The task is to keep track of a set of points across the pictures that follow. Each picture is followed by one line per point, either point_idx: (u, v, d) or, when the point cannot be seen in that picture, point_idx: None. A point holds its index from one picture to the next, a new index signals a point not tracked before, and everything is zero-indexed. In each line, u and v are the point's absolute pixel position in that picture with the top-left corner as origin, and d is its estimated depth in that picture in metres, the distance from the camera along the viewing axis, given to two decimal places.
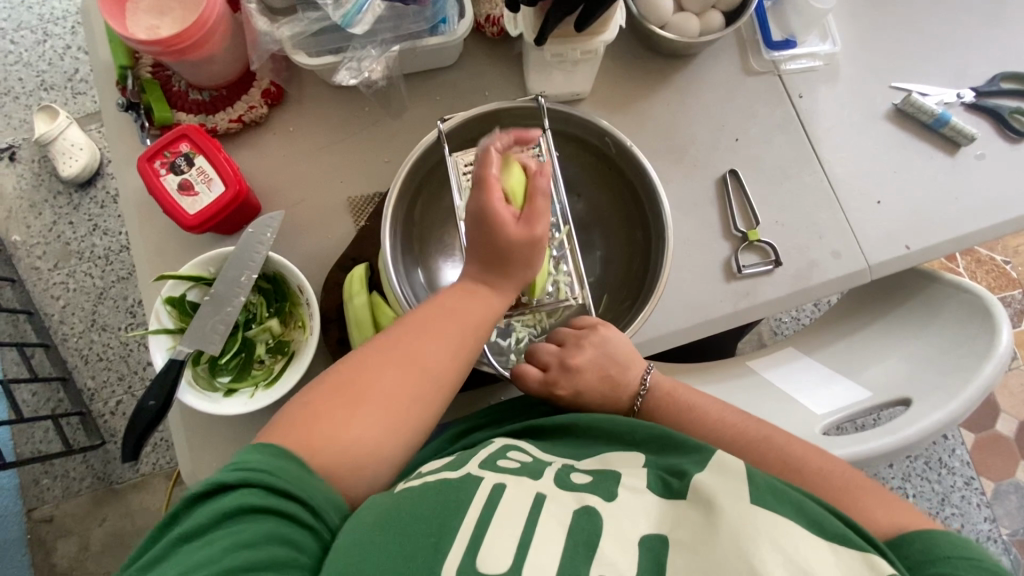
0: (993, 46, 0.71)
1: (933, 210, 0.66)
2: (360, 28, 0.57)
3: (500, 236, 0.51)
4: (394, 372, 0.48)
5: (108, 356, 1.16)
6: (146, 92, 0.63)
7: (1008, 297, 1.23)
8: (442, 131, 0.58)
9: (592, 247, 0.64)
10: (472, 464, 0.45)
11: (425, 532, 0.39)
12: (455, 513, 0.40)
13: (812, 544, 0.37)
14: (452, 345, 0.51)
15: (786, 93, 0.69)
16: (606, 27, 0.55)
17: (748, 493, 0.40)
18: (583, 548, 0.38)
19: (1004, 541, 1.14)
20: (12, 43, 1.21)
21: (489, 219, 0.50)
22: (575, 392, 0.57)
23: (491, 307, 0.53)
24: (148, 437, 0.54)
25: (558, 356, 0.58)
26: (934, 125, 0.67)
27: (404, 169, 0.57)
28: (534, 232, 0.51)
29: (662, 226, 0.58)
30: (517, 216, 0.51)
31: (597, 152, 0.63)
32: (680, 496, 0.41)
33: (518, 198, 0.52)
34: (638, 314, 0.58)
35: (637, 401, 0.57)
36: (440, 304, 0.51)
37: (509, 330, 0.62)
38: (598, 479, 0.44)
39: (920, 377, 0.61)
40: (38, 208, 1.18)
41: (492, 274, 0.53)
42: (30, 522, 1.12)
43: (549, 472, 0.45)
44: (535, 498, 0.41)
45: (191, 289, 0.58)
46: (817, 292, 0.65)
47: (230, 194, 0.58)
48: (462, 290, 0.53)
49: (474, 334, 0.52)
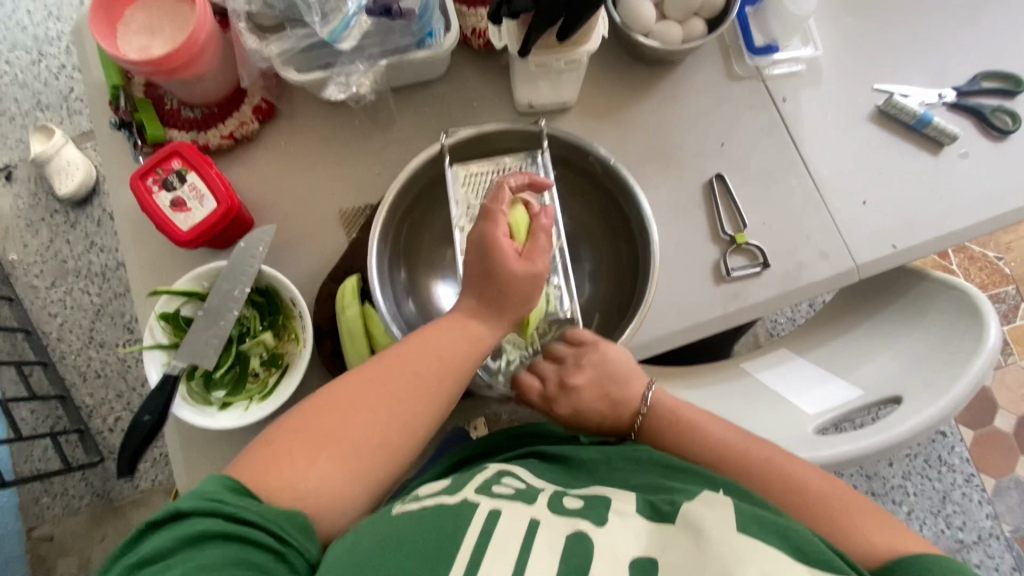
0: (972, 47, 0.72)
1: (918, 210, 0.67)
2: (348, 43, 0.58)
3: (501, 272, 0.52)
4: (362, 414, 0.48)
5: (106, 373, 1.16)
6: (139, 110, 0.64)
7: (1001, 294, 1.24)
8: (446, 143, 0.59)
9: (580, 259, 0.66)
10: (468, 489, 0.45)
11: (424, 558, 0.39)
12: (450, 542, 0.40)
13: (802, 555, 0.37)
14: (427, 384, 0.51)
15: (770, 97, 0.70)
16: (588, 37, 0.56)
17: (736, 521, 0.39)
18: (578, 572, 0.38)
19: (1007, 538, 1.14)
20: (8, 64, 1.23)
21: (491, 250, 0.52)
22: (572, 410, 0.59)
23: (473, 345, 0.53)
24: (143, 452, 0.55)
25: (557, 373, 0.59)
26: (916, 126, 0.68)
27: (394, 193, 0.58)
28: (537, 269, 0.53)
29: (646, 229, 0.59)
30: (519, 253, 0.53)
31: (583, 171, 0.64)
32: (671, 520, 0.41)
33: (523, 236, 0.54)
34: (627, 324, 0.59)
35: (638, 419, 0.58)
36: (423, 340, 0.52)
37: (501, 351, 0.62)
38: (591, 504, 0.44)
39: (911, 375, 0.62)
40: (35, 227, 1.19)
41: (491, 307, 0.54)
42: (29, 541, 1.12)
43: (543, 497, 0.45)
44: (529, 524, 0.41)
45: (185, 304, 0.59)
46: (807, 293, 0.66)
47: (221, 210, 0.59)
48: (453, 319, 0.54)
49: (456, 370, 0.52)
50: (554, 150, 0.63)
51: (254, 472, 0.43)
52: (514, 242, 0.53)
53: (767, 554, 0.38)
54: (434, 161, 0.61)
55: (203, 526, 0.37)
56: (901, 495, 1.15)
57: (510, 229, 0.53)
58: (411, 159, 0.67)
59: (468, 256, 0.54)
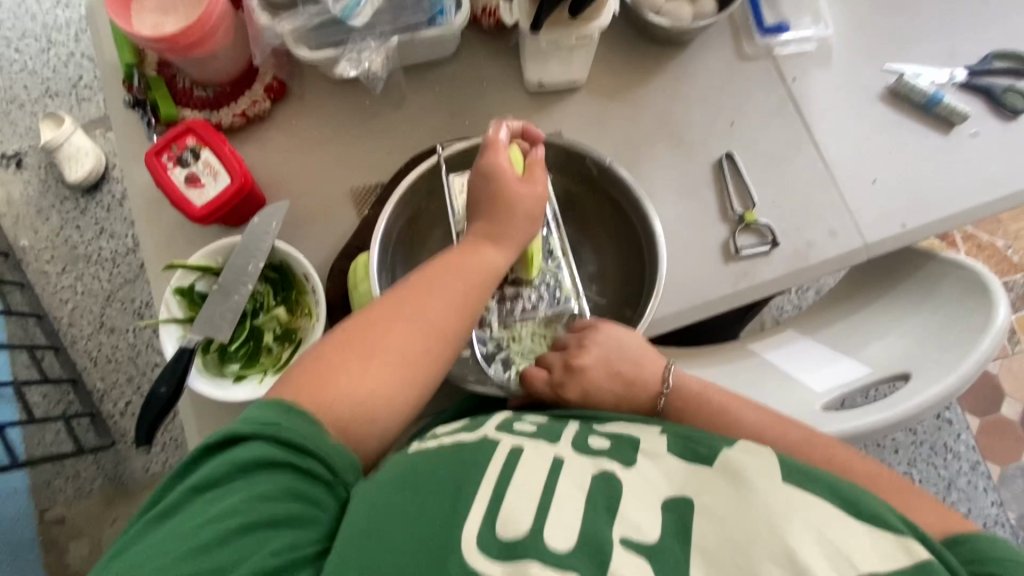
0: (986, 26, 0.72)
1: (928, 190, 0.67)
2: (360, 20, 0.58)
3: (513, 195, 0.54)
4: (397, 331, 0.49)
5: (117, 357, 1.18)
6: (152, 89, 0.65)
7: (1010, 282, 1.23)
8: (442, 157, 0.60)
9: (584, 263, 0.66)
10: (489, 427, 0.46)
11: (445, 495, 0.40)
12: (471, 477, 0.41)
13: (830, 519, 0.37)
14: (454, 302, 0.52)
15: (779, 77, 0.70)
16: (600, 14, 0.56)
17: (781, 473, 0.40)
18: (605, 511, 0.39)
19: (1012, 525, 1.14)
20: (17, 51, 1.23)
21: (496, 177, 0.54)
22: (582, 392, 0.57)
23: (485, 268, 0.54)
24: (161, 422, 0.56)
25: (562, 358, 0.59)
26: (926, 105, 0.68)
27: (400, 193, 0.59)
28: (539, 193, 0.56)
29: (647, 219, 0.60)
30: (521, 177, 0.55)
31: (582, 176, 0.65)
32: (707, 462, 0.42)
33: (520, 166, 0.56)
34: (642, 312, 0.61)
35: (661, 399, 0.57)
36: (446, 262, 0.53)
37: (510, 360, 0.61)
38: (617, 444, 0.45)
39: (921, 352, 0.62)
40: (46, 213, 1.20)
41: (493, 233, 0.55)
42: (43, 523, 1.13)
43: (568, 435, 0.46)
44: (553, 461, 0.42)
45: (200, 279, 0.60)
46: (815, 272, 0.66)
47: (236, 186, 0.60)
48: (464, 248, 0.54)
49: (478, 286, 0.53)
50: (554, 154, 0.64)
51: (304, 390, 0.44)
52: (514, 167, 0.55)
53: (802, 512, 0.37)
54: (432, 173, 0.61)
55: (261, 450, 0.40)
56: (907, 483, 1.15)
57: (511, 160, 0.55)
58: (422, 137, 0.67)
59: (477, 190, 0.55)
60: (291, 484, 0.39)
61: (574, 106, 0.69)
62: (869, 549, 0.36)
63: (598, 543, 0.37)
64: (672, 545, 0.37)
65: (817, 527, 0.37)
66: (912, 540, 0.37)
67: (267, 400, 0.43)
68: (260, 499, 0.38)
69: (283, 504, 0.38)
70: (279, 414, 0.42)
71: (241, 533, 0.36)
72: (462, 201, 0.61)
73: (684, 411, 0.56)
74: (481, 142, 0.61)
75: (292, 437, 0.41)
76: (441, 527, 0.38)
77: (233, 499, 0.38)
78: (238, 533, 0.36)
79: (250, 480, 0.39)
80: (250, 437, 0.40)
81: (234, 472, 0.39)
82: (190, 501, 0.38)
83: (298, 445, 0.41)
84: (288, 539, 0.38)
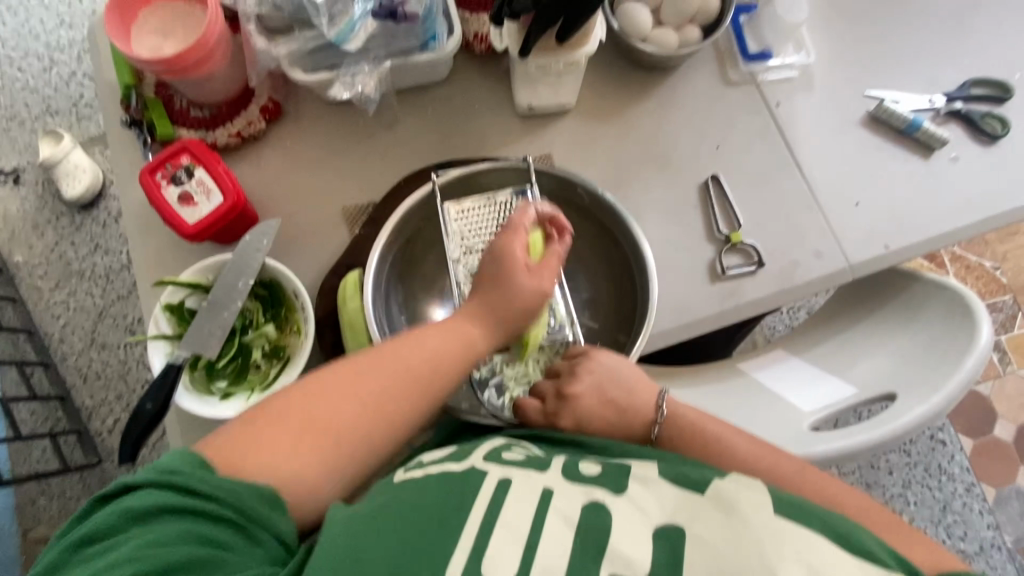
0: (963, 55, 0.74)
1: (911, 214, 0.68)
2: (354, 45, 0.60)
3: (512, 283, 0.55)
4: (354, 401, 0.49)
5: (107, 374, 1.17)
6: (149, 109, 0.66)
7: (998, 302, 1.25)
8: (437, 186, 0.62)
9: (578, 289, 0.66)
10: (476, 458, 0.46)
11: (432, 532, 0.39)
12: (459, 512, 0.41)
13: (822, 550, 0.37)
14: (400, 380, 0.51)
15: (764, 101, 0.72)
16: (587, 40, 0.58)
17: (773, 506, 0.40)
18: (595, 547, 0.38)
19: (1008, 549, 1.13)
20: (19, 70, 1.25)
21: (502, 263, 0.55)
22: (575, 421, 0.57)
23: (462, 345, 0.54)
24: (145, 439, 0.56)
25: (554, 386, 0.59)
26: (907, 130, 0.70)
27: (395, 221, 0.61)
28: (542, 288, 0.56)
29: (640, 253, 0.62)
30: (530, 266, 0.56)
31: (572, 205, 0.66)
32: (698, 491, 0.42)
33: (534, 255, 0.57)
34: (636, 338, 0.61)
35: (655, 427, 0.57)
36: (424, 340, 0.53)
37: (503, 387, 0.62)
38: (607, 472, 0.45)
39: (906, 373, 0.62)
40: (41, 229, 1.21)
41: (476, 311, 0.55)
42: (24, 544, 1.10)
43: (556, 464, 0.46)
44: (542, 493, 0.42)
45: (189, 296, 0.60)
46: (801, 292, 0.66)
47: (228, 204, 0.60)
48: (449, 325, 0.55)
49: (444, 366, 0.53)
50: (549, 184, 0.65)
51: (229, 451, 0.44)
52: (528, 256, 0.56)
53: (792, 537, 0.37)
54: (426, 200, 0.63)
55: (155, 499, 0.39)
56: (902, 505, 1.14)
57: (527, 246, 0.56)
58: (415, 159, 0.69)
59: (484, 265, 0.56)
60: (197, 530, 0.39)
61: (564, 129, 0.70)
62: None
63: None
64: None
65: (804, 556, 0.36)
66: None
67: (187, 449, 0.44)
68: (155, 547, 0.38)
69: (181, 550, 0.38)
70: (179, 462, 0.42)
71: None
72: (456, 231, 0.62)
73: (675, 434, 0.56)
74: (473, 171, 0.63)
75: (189, 482, 0.40)
76: (425, 566, 0.37)
77: (126, 549, 0.38)
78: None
79: (142, 531, 0.38)
80: (145, 485, 0.40)
81: (124, 522, 0.39)
82: (81, 553, 0.38)
83: (195, 492, 0.40)
84: None
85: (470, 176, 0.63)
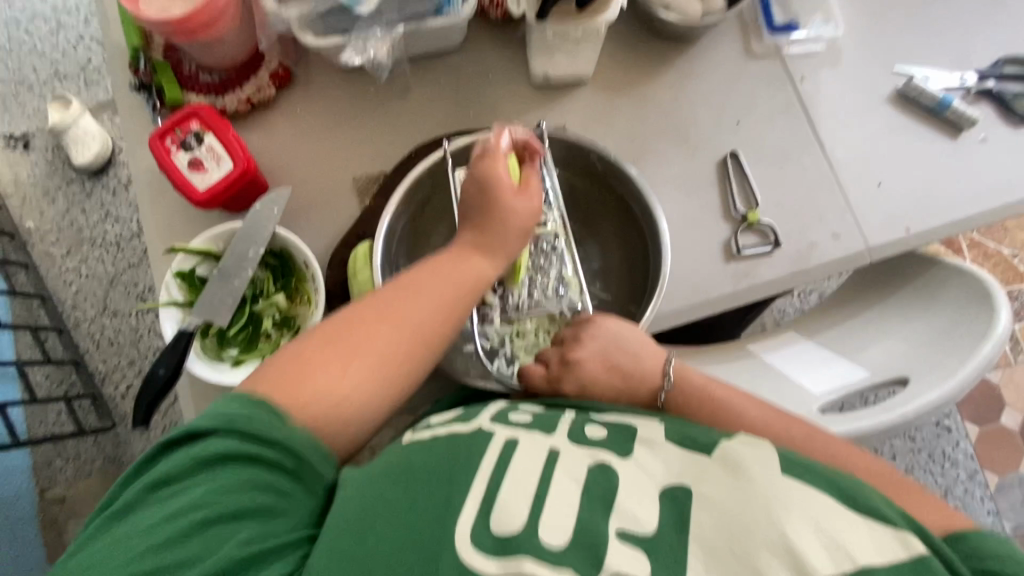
0: (1000, 30, 0.71)
1: (935, 196, 0.66)
2: (367, 6, 0.57)
3: (507, 211, 0.54)
4: (384, 322, 0.49)
5: (120, 340, 1.18)
6: (158, 73, 0.65)
7: (1015, 291, 1.23)
8: (447, 150, 0.60)
9: (589, 258, 0.65)
10: (483, 419, 0.46)
11: (437, 490, 0.40)
12: (464, 471, 0.41)
13: (840, 519, 0.36)
14: (439, 300, 0.52)
15: (787, 76, 0.69)
16: (608, 7, 0.56)
17: (779, 464, 0.40)
18: (600, 503, 0.39)
19: (1008, 535, 1.13)
20: (27, 33, 1.23)
21: (489, 186, 0.54)
22: (581, 385, 0.57)
23: (472, 271, 0.54)
24: (159, 404, 0.56)
25: (559, 352, 0.59)
26: (935, 109, 0.67)
27: (403, 189, 0.59)
28: (532, 201, 0.56)
29: (653, 222, 0.61)
30: (516, 188, 0.55)
31: (584, 171, 0.65)
32: (707, 452, 0.42)
33: (517, 178, 0.57)
34: (645, 310, 0.60)
35: (663, 395, 0.57)
36: (435, 268, 0.53)
37: (513, 356, 0.62)
38: (614, 434, 0.45)
39: (919, 358, 0.62)
40: (52, 195, 1.21)
41: (485, 244, 0.55)
42: (42, 502, 1.14)
43: (563, 425, 0.46)
44: (548, 454, 0.42)
45: (201, 263, 0.60)
46: (816, 274, 0.65)
47: (238, 172, 0.60)
48: (453, 255, 0.54)
49: (468, 292, 0.53)
50: (562, 151, 0.64)
51: (278, 386, 0.44)
52: (511, 180, 0.55)
53: (807, 505, 0.37)
54: (436, 167, 0.61)
55: (220, 446, 0.39)
56: None
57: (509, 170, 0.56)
58: (427, 128, 0.67)
59: (467, 192, 0.56)
60: (261, 475, 0.39)
61: (580, 101, 0.68)
62: (866, 541, 0.35)
63: (595, 538, 0.37)
64: (668, 538, 0.37)
65: (818, 520, 0.36)
66: (910, 537, 0.36)
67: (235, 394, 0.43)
68: (221, 492, 0.38)
69: (247, 495, 0.38)
70: (239, 407, 0.41)
71: (211, 525, 0.37)
72: None
73: (683, 410, 0.56)
74: (483, 135, 0.61)
75: (259, 429, 0.40)
76: (429, 525, 0.38)
77: (191, 494, 0.38)
78: (213, 522, 0.37)
79: (207, 474, 0.38)
80: (210, 434, 0.40)
81: (190, 469, 0.39)
82: (148, 497, 0.38)
83: (257, 439, 0.40)
84: (255, 529, 0.38)
85: (477, 143, 0.61)
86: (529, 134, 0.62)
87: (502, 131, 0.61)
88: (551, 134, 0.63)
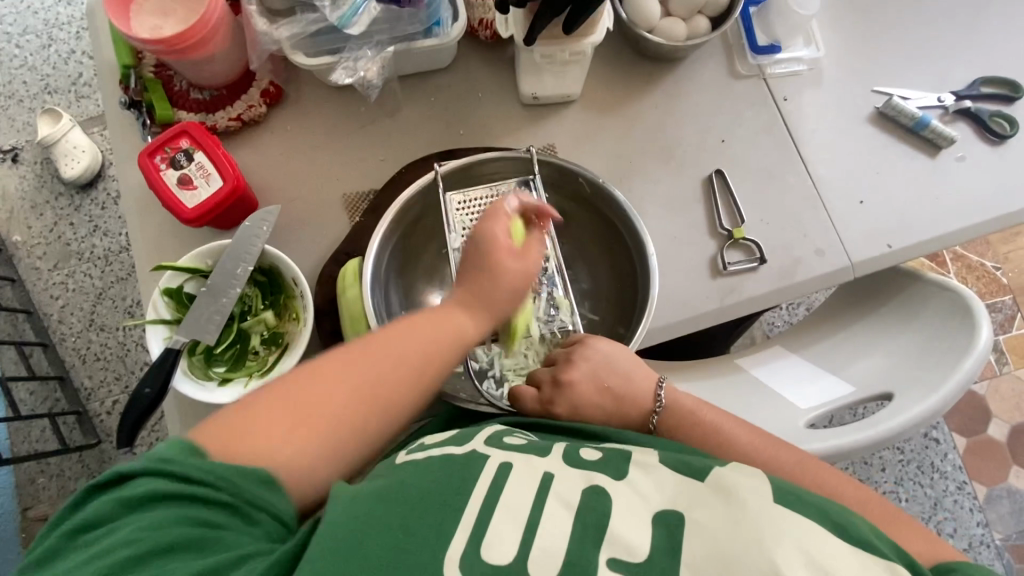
0: (975, 52, 0.73)
1: (916, 213, 0.68)
2: (357, 29, 0.58)
3: (501, 269, 0.53)
4: (345, 387, 0.47)
5: (106, 356, 1.17)
6: (148, 90, 0.65)
7: (998, 302, 1.25)
8: (439, 174, 0.61)
9: (578, 279, 0.67)
10: (477, 441, 0.47)
11: (430, 511, 0.40)
12: (459, 494, 0.41)
13: (826, 544, 0.37)
14: (410, 363, 0.50)
15: (771, 96, 0.71)
16: (594, 30, 0.57)
17: (772, 494, 0.40)
18: (590, 525, 0.39)
19: (997, 546, 1.14)
20: (17, 47, 1.23)
21: (489, 249, 0.53)
22: (571, 408, 0.57)
23: (448, 329, 0.52)
24: (144, 422, 0.55)
25: (551, 373, 0.59)
26: (914, 128, 0.69)
27: (392, 214, 0.59)
28: (528, 265, 0.55)
29: (641, 244, 0.61)
30: (514, 250, 0.54)
31: (573, 193, 0.65)
32: (699, 478, 0.42)
33: (518, 240, 0.56)
34: (635, 329, 0.60)
35: (653, 418, 0.57)
36: (415, 321, 0.52)
37: (503, 378, 0.63)
38: (608, 456, 0.46)
39: (903, 373, 0.62)
40: (40, 209, 1.20)
41: (468, 300, 0.54)
42: (24, 521, 1.11)
43: (557, 449, 0.47)
44: (541, 478, 0.42)
45: (189, 280, 0.60)
46: (802, 289, 0.66)
47: (227, 188, 0.60)
48: (439, 309, 0.53)
49: (443, 356, 0.51)
50: (551, 175, 0.64)
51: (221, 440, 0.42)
52: (511, 240, 0.55)
53: (794, 529, 0.37)
54: (426, 189, 0.62)
55: (152, 486, 0.38)
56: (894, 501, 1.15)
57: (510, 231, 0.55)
58: (417, 146, 0.68)
59: (466, 250, 0.55)
60: (191, 512, 0.38)
61: (568, 119, 0.69)
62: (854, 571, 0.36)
63: (585, 562, 0.37)
64: (658, 563, 0.37)
65: (805, 547, 0.36)
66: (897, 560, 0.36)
67: (176, 438, 0.42)
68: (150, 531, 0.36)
69: (179, 530, 0.37)
70: (172, 449, 0.40)
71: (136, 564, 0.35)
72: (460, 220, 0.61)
73: (672, 427, 0.56)
74: (472, 160, 0.61)
75: (182, 468, 0.39)
76: (421, 544, 0.38)
77: (120, 535, 0.36)
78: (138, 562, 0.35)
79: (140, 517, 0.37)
80: (138, 474, 0.38)
81: (120, 513, 0.37)
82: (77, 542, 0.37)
83: (190, 478, 0.39)
84: (187, 563, 0.36)
85: (467, 167, 0.62)
86: (518, 157, 0.63)
87: (492, 155, 0.62)
88: (540, 158, 0.63)
